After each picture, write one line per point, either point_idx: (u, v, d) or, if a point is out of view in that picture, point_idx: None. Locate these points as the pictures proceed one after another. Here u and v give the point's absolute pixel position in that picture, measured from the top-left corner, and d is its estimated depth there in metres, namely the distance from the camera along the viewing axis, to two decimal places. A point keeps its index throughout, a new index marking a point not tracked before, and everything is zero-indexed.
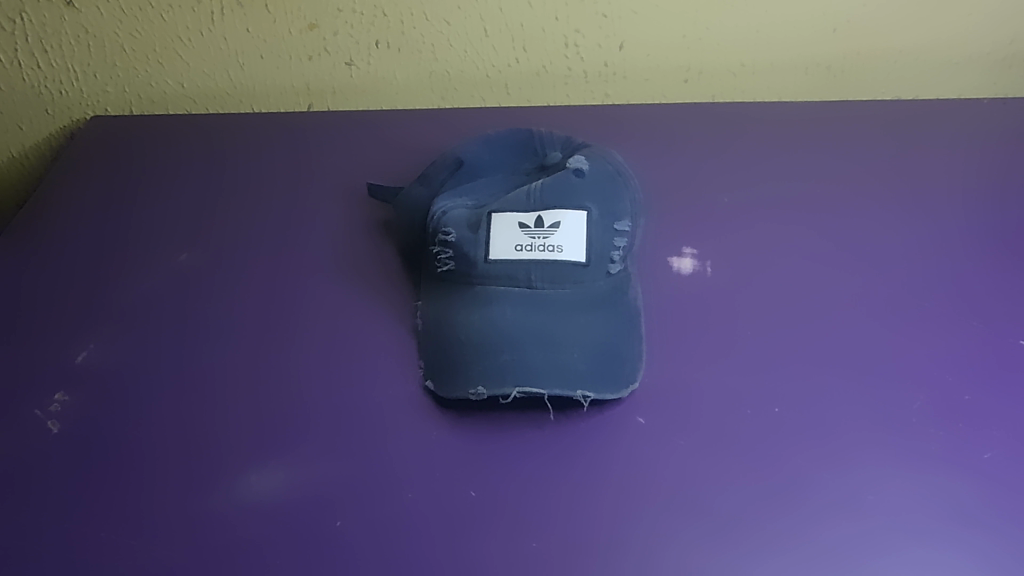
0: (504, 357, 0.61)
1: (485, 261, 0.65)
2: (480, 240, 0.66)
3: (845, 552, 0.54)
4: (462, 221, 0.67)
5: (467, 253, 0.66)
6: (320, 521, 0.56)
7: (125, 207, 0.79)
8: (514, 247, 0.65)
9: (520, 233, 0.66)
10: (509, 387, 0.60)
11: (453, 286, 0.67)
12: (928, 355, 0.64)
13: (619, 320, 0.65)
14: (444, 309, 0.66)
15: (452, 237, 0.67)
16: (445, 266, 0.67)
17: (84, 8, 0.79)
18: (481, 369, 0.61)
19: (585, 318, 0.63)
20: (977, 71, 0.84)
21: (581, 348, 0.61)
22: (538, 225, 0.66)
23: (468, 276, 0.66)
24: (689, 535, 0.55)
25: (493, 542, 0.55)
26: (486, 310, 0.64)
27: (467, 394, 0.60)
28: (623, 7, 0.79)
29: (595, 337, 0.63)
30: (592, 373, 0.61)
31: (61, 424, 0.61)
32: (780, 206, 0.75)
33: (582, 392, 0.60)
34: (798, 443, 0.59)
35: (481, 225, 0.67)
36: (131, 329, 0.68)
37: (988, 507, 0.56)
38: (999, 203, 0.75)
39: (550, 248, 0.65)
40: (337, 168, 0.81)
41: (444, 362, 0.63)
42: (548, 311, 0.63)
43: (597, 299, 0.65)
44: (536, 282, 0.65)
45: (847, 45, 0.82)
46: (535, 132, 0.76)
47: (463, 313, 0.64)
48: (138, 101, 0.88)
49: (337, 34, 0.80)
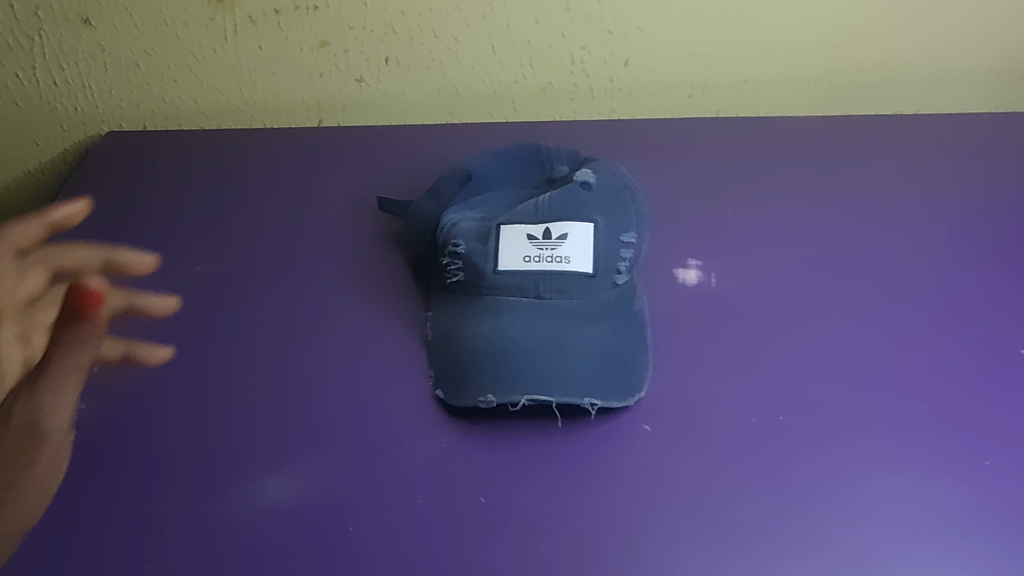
0: (513, 365, 0.62)
1: (495, 272, 0.66)
2: (489, 252, 0.67)
3: (854, 558, 0.54)
4: (471, 232, 0.68)
5: (477, 264, 0.67)
6: (333, 526, 0.57)
7: (138, 221, 0.80)
8: (523, 258, 0.66)
9: (528, 245, 0.67)
10: (517, 395, 0.61)
11: (462, 297, 0.68)
12: (930, 364, 0.64)
13: (625, 329, 0.66)
14: (453, 320, 0.67)
15: (462, 248, 0.68)
16: (454, 277, 0.68)
17: (101, 25, 0.80)
18: (489, 378, 0.62)
19: (591, 328, 0.64)
20: (976, 85, 0.85)
21: (587, 356, 0.63)
22: (545, 236, 0.67)
23: (477, 287, 0.67)
24: (701, 543, 0.55)
25: (501, 548, 0.56)
26: (496, 320, 0.65)
27: (477, 402, 0.61)
28: (628, 24, 0.80)
29: (602, 346, 0.64)
30: (599, 381, 0.62)
31: (77, 432, 0.63)
32: (784, 219, 0.76)
33: (589, 400, 0.61)
34: (804, 450, 0.60)
35: (490, 237, 0.68)
36: (145, 339, 0.69)
37: (992, 512, 0.56)
38: (1000, 215, 0.76)
39: (558, 259, 0.66)
40: (348, 181, 0.83)
41: (453, 371, 0.64)
42: (555, 320, 0.65)
43: (603, 309, 0.66)
44: (544, 292, 0.66)
45: (849, 61, 0.83)
46: (543, 146, 0.77)
47: (471, 322, 0.66)
48: (151, 117, 0.89)
49: (348, 50, 0.82)
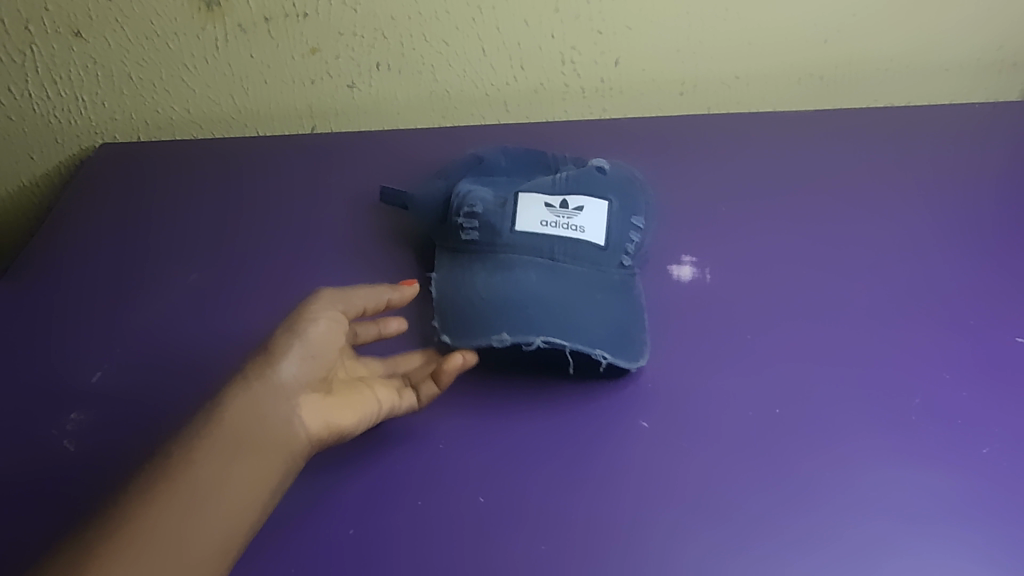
0: (528, 312, 0.63)
1: (511, 232, 0.68)
2: (507, 214, 0.69)
3: (863, 548, 0.54)
4: (488, 199, 0.70)
5: (494, 224, 0.69)
6: (333, 532, 0.57)
7: (134, 232, 0.80)
8: (539, 222, 0.68)
9: (546, 211, 0.69)
10: (533, 336, 0.61)
11: (474, 257, 0.69)
12: (927, 354, 0.65)
13: (628, 305, 0.67)
14: (464, 277, 0.68)
15: (479, 209, 0.69)
16: (468, 236, 0.69)
17: (92, 38, 0.80)
18: (504, 322, 0.63)
19: (600, 297, 0.66)
20: (963, 76, 0.86)
21: (597, 318, 0.64)
22: (562, 206, 0.69)
23: (492, 246, 0.68)
24: (707, 543, 0.55)
25: (504, 547, 0.55)
26: (509, 275, 0.66)
27: (490, 342, 0.62)
28: (618, 23, 0.80)
29: (610, 314, 0.65)
30: (608, 341, 0.63)
31: (78, 441, 0.62)
32: (779, 213, 0.77)
33: (600, 353, 0.62)
34: (805, 443, 0.60)
35: (508, 203, 0.70)
36: (143, 350, 0.69)
37: (990, 499, 0.56)
38: (986, 206, 0.77)
39: (573, 228, 0.68)
40: (341, 187, 0.83)
41: (466, 320, 0.65)
42: (568, 283, 0.66)
43: (610, 282, 0.68)
44: (558, 256, 0.67)
45: (837, 55, 0.84)
46: (551, 153, 0.78)
47: (484, 277, 0.67)
48: (145, 128, 0.89)
49: (339, 57, 0.82)
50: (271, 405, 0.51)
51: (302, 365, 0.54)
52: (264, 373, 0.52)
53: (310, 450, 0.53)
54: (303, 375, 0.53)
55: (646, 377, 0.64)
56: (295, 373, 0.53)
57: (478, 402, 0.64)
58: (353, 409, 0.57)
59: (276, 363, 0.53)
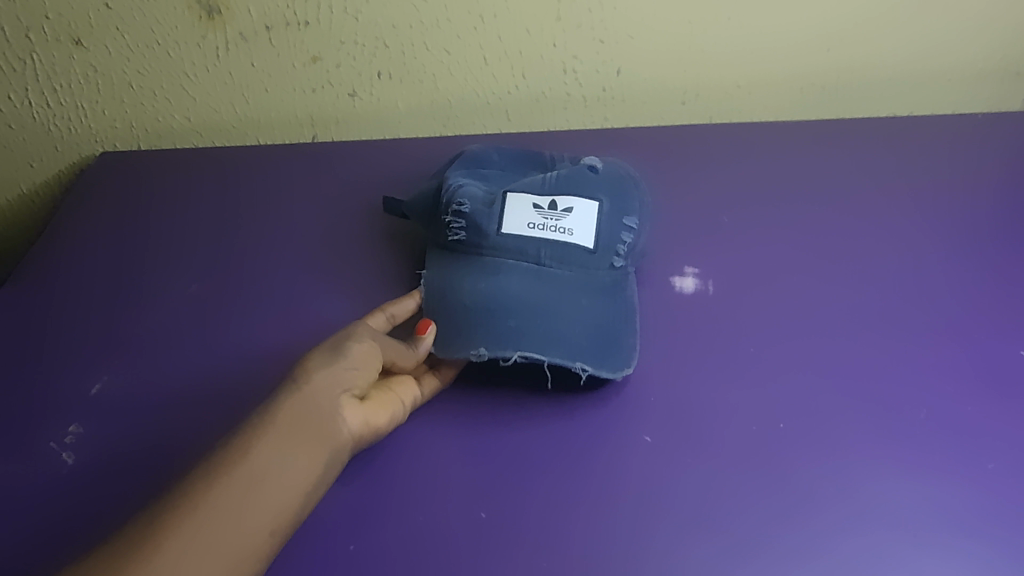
0: (510, 322, 0.62)
1: (498, 234, 0.68)
2: (494, 214, 0.68)
3: (865, 564, 0.53)
4: (476, 196, 0.69)
5: (480, 224, 0.68)
6: (331, 547, 0.56)
7: (133, 241, 0.80)
8: (527, 225, 0.68)
9: (534, 212, 0.69)
10: (510, 351, 0.61)
11: (462, 258, 0.69)
12: (931, 367, 0.64)
13: (618, 308, 0.66)
14: (452, 278, 0.67)
15: (466, 208, 0.69)
16: (455, 236, 0.69)
17: (92, 46, 0.80)
18: (483, 332, 0.62)
19: (588, 301, 0.65)
20: (966, 84, 0.86)
21: (584, 326, 0.64)
22: (550, 207, 0.69)
23: (478, 247, 0.68)
24: (705, 557, 0.54)
25: (502, 563, 0.54)
26: (493, 280, 0.66)
27: (469, 354, 0.62)
28: (619, 32, 0.80)
29: (597, 318, 0.65)
30: (591, 351, 0.62)
31: (76, 455, 0.61)
32: (782, 222, 0.77)
33: (581, 364, 0.61)
34: (809, 454, 0.59)
35: (495, 203, 0.69)
36: (142, 361, 0.68)
37: (993, 519, 0.55)
38: (990, 216, 0.76)
39: (560, 231, 0.68)
40: (340, 198, 0.82)
41: (449, 324, 0.64)
42: (554, 287, 0.66)
43: (599, 286, 0.67)
44: (545, 259, 0.67)
45: (839, 63, 0.83)
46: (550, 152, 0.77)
47: (469, 281, 0.66)
48: (144, 136, 0.89)
49: (340, 66, 0.82)
50: (310, 408, 0.53)
51: (342, 372, 0.56)
52: (300, 381, 0.54)
53: (350, 448, 0.55)
54: (342, 379, 0.56)
55: (647, 390, 0.64)
56: (332, 377, 0.55)
57: (477, 411, 0.63)
58: (387, 407, 0.59)
59: (315, 372, 0.55)
